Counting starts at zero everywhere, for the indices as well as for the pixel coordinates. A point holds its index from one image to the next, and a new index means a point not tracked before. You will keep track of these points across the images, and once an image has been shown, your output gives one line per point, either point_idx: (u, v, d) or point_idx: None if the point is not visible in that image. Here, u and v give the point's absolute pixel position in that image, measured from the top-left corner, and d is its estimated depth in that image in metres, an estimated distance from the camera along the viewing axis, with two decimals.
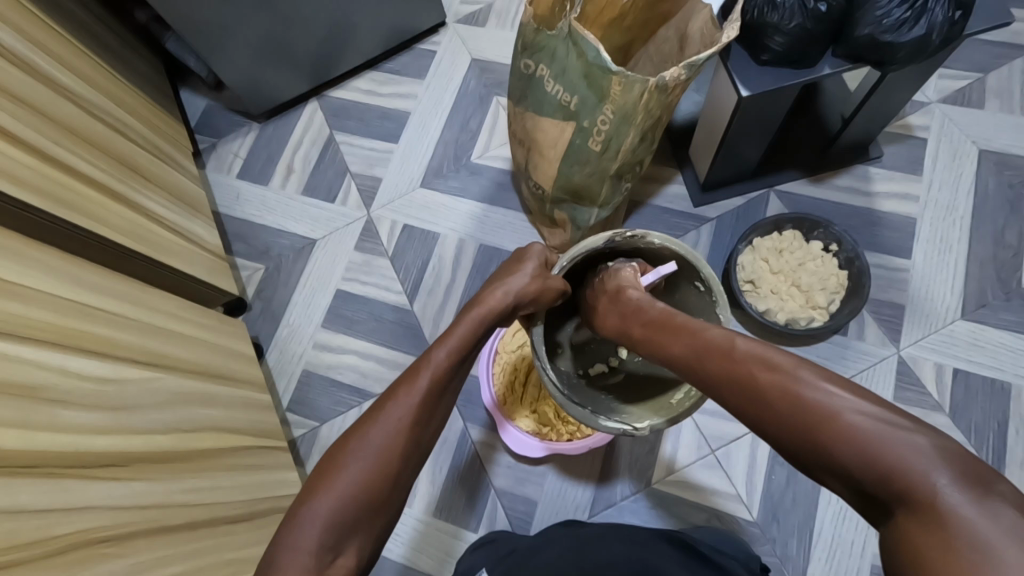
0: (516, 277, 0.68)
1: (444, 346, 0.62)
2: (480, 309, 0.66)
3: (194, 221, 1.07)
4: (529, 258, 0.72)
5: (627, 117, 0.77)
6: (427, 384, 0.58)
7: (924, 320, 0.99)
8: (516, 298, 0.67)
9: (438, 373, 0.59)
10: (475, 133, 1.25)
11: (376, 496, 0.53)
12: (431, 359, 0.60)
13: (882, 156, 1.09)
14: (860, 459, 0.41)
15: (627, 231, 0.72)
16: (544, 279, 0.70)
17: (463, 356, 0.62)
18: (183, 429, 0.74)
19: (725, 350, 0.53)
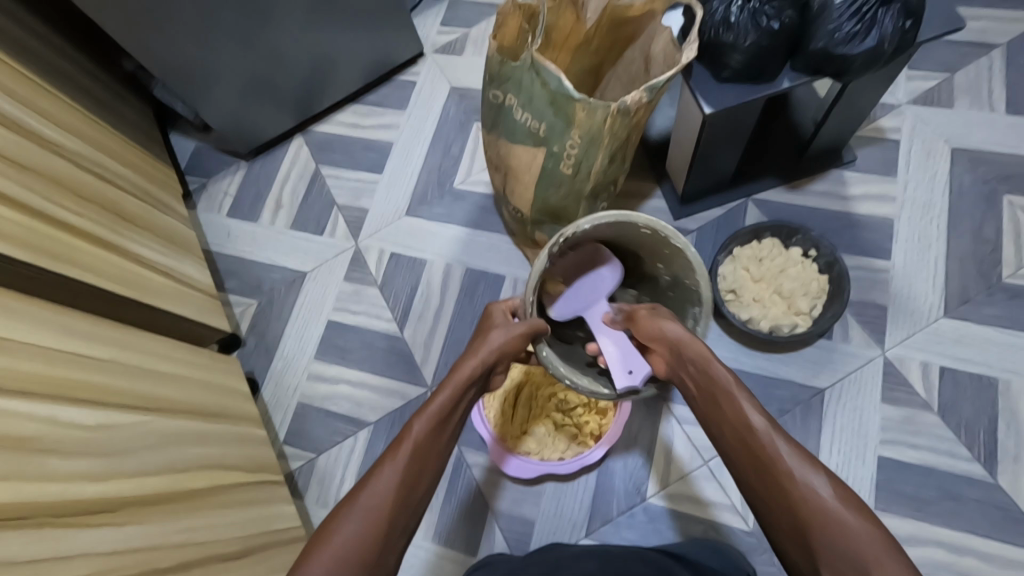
0: (486, 343, 0.75)
1: (424, 417, 0.66)
2: (456, 379, 0.71)
3: (184, 262, 1.09)
4: (497, 320, 0.81)
5: (594, 140, 0.79)
6: (408, 451, 0.62)
7: (908, 319, 1.00)
8: (484, 361, 0.73)
9: (417, 441, 0.64)
10: (457, 159, 1.28)
11: (371, 555, 0.55)
12: (409, 432, 0.65)
13: (856, 159, 1.11)
14: (854, 564, 0.53)
15: (561, 236, 0.79)
16: (513, 331, 0.77)
17: (440, 423, 0.66)
18: (173, 469, 0.75)
19: (765, 441, 0.63)
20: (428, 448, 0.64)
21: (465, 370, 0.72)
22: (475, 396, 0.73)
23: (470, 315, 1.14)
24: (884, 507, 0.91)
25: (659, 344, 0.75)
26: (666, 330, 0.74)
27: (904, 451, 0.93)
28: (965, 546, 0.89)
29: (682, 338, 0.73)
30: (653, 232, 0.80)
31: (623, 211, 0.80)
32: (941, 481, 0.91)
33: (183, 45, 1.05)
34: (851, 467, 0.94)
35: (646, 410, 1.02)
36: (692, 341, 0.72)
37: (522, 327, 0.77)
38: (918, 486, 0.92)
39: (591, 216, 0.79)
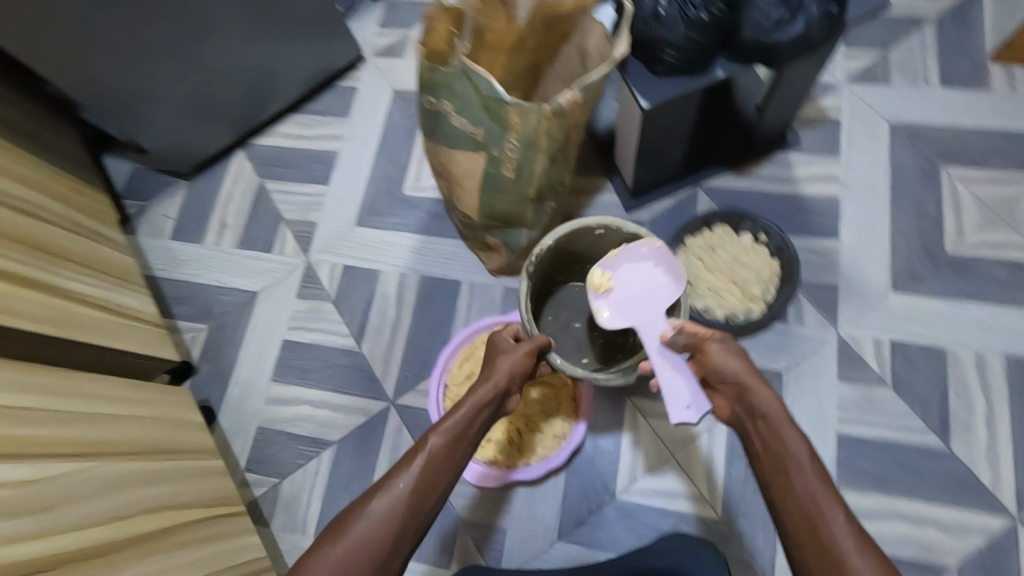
0: (500, 362, 0.71)
1: (444, 424, 0.64)
2: (476, 389, 0.69)
3: (122, 293, 1.04)
4: (507, 346, 0.75)
5: (532, 143, 0.78)
6: (418, 467, 0.61)
7: (858, 298, 1.02)
8: (498, 385, 0.68)
9: (430, 457, 0.62)
10: (406, 166, 1.25)
11: (377, 559, 0.56)
12: (423, 444, 0.63)
13: (800, 142, 1.12)
14: None
15: (534, 258, 0.86)
16: (522, 352, 0.73)
17: (456, 439, 0.64)
18: (121, 516, 0.72)
19: (837, 542, 0.52)
20: (439, 463, 0.62)
21: (481, 392, 0.68)
22: (498, 409, 0.70)
23: (429, 325, 1.12)
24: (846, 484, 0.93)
25: (726, 387, 0.64)
26: (729, 375, 0.63)
27: (862, 428, 0.95)
28: (924, 515, 0.91)
29: (750, 386, 0.62)
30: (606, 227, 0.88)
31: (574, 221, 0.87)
32: (899, 454, 0.94)
33: (121, 64, 1.01)
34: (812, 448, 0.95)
35: (611, 407, 1.02)
36: (763, 391, 0.61)
37: (531, 347, 0.74)
38: (877, 461, 0.94)
39: (550, 232, 0.87)
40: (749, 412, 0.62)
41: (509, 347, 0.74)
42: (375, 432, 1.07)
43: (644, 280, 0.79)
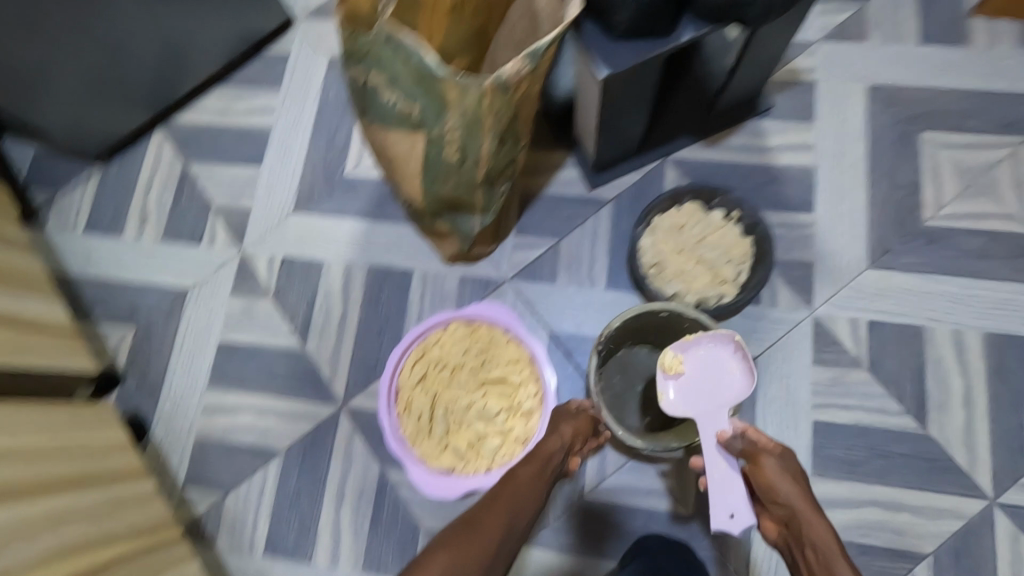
0: (563, 426, 0.75)
1: (533, 461, 0.70)
2: (561, 439, 0.74)
3: (29, 298, 0.92)
4: (565, 412, 0.78)
5: (474, 123, 0.67)
6: (513, 488, 0.65)
7: (832, 275, 0.96)
8: (566, 438, 0.74)
9: (521, 482, 0.66)
10: (345, 143, 1.12)
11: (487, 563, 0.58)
12: (514, 472, 0.68)
13: (773, 107, 1.04)
14: None
15: (599, 337, 0.86)
16: (580, 420, 0.77)
17: (543, 473, 0.69)
18: (22, 568, 0.62)
19: None
20: (531, 487, 0.66)
21: (551, 442, 0.72)
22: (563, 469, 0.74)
23: (378, 320, 1.03)
24: (822, 472, 0.88)
25: (779, 508, 0.63)
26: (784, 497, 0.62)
27: (837, 414, 0.91)
28: (901, 502, 0.87)
29: (805, 513, 0.61)
30: (669, 310, 0.85)
31: (641, 302, 0.85)
32: (876, 440, 0.89)
33: None
34: (787, 437, 0.89)
35: None
36: (814, 520, 0.61)
37: (585, 421, 0.77)
38: (851, 448, 0.89)
39: (617, 314, 0.85)
40: (802, 539, 0.61)
41: (561, 417, 0.77)
42: (325, 439, 0.98)
43: (717, 369, 0.79)
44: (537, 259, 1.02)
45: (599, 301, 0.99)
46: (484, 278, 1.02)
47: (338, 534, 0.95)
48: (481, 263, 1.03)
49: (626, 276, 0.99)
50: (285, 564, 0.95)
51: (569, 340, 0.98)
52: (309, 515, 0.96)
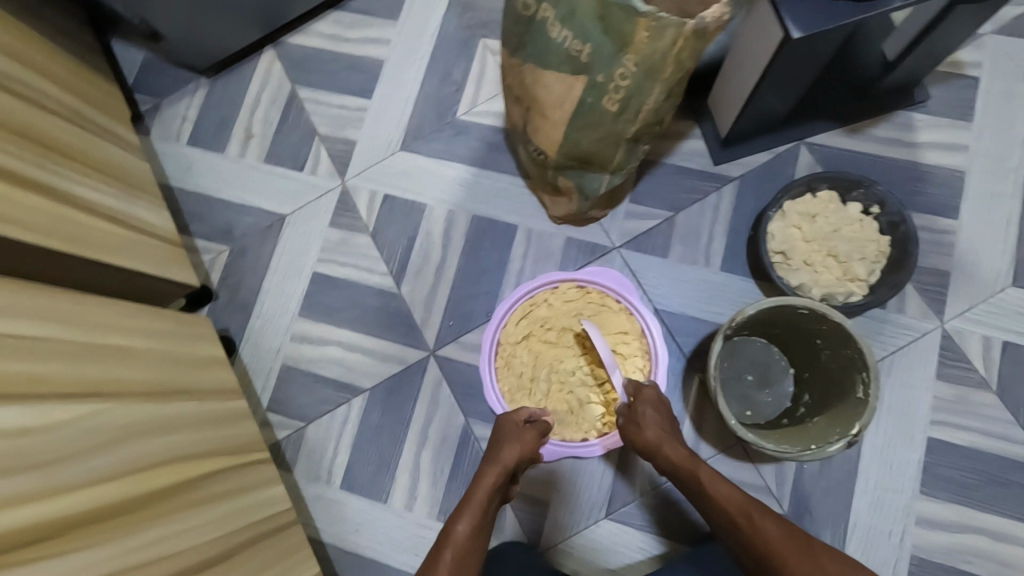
0: (505, 448, 0.75)
1: (485, 471, 0.73)
2: (496, 448, 0.75)
3: (135, 203, 0.91)
4: (509, 426, 0.78)
5: (653, 71, 0.64)
6: (450, 560, 0.65)
7: (970, 288, 0.90)
8: (506, 466, 0.73)
9: (457, 547, 0.66)
10: (460, 84, 1.08)
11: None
12: (451, 533, 0.67)
13: (928, 101, 0.96)
14: None
15: (731, 322, 0.77)
16: (528, 436, 0.76)
17: (480, 524, 0.68)
18: (135, 468, 0.62)
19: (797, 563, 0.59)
20: (470, 550, 0.66)
21: (488, 480, 0.71)
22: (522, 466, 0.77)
23: (476, 272, 1.00)
24: (928, 491, 0.85)
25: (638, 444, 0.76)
26: (643, 424, 0.76)
27: (955, 433, 0.86)
28: (1010, 533, 0.83)
29: (682, 462, 0.72)
30: (812, 310, 0.76)
31: (784, 296, 0.76)
32: (991, 466, 0.85)
33: None
34: (895, 449, 0.86)
35: (673, 386, 0.92)
36: (680, 451, 0.73)
37: (533, 432, 0.78)
38: (965, 471, 0.85)
39: (755, 302, 0.76)
40: (684, 476, 0.72)
41: (506, 432, 0.77)
42: (411, 384, 0.97)
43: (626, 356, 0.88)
44: (650, 230, 0.97)
45: (711, 282, 0.95)
46: (591, 242, 0.98)
47: (416, 478, 0.94)
48: (589, 227, 0.98)
49: (746, 260, 0.95)
50: (360, 500, 0.95)
51: (673, 319, 0.94)
52: (389, 455, 0.95)
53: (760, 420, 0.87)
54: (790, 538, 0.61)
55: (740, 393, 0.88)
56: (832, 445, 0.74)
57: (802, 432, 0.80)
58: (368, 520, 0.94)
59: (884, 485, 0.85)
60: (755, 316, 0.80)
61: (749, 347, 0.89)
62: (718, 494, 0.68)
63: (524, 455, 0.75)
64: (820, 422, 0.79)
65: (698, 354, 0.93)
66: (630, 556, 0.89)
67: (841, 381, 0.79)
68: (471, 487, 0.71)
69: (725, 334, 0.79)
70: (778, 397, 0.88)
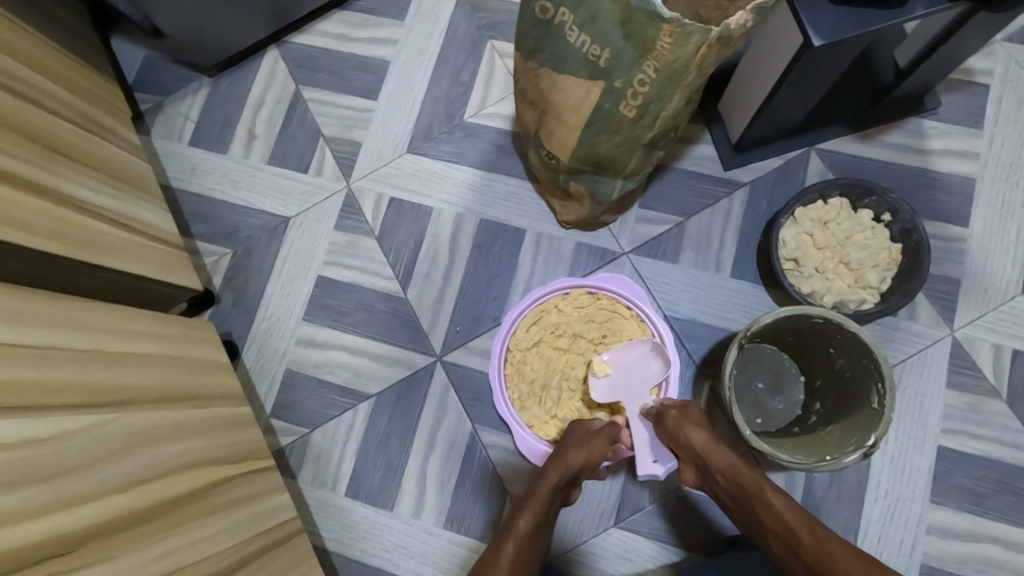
0: (573, 449, 0.76)
1: (551, 476, 0.74)
2: (567, 453, 0.76)
3: (139, 205, 0.89)
4: (579, 428, 0.79)
5: (673, 77, 0.63)
6: (510, 552, 0.69)
7: (982, 296, 0.90)
8: (572, 468, 0.75)
9: (519, 541, 0.70)
10: (468, 86, 1.07)
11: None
12: (513, 527, 0.71)
13: (939, 108, 0.96)
14: None
15: (746, 331, 0.77)
16: (598, 438, 0.77)
17: (541, 522, 0.72)
18: (148, 477, 0.61)
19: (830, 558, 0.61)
20: (530, 544, 0.71)
21: (551, 480, 0.74)
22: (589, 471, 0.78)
23: (485, 276, 0.99)
24: (940, 500, 0.85)
25: (685, 451, 0.75)
26: (693, 440, 0.74)
27: (967, 442, 0.86)
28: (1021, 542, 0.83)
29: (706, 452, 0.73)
30: (827, 320, 0.76)
31: (800, 305, 0.76)
32: (1002, 474, 0.85)
33: None
34: (907, 458, 0.86)
35: (684, 394, 0.91)
36: (733, 465, 0.72)
37: (603, 437, 0.78)
38: (977, 479, 0.85)
39: (770, 311, 0.76)
40: (742, 489, 0.71)
41: (574, 436, 0.78)
42: (419, 389, 0.96)
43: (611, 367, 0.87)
44: (661, 235, 0.96)
45: (722, 289, 0.94)
46: (601, 246, 0.97)
47: (424, 485, 0.93)
48: (600, 232, 0.98)
49: (757, 266, 0.95)
50: (368, 507, 0.94)
51: (683, 325, 0.94)
52: (396, 462, 0.94)
53: (772, 427, 0.86)
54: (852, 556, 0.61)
55: (749, 401, 0.87)
56: (848, 455, 0.73)
57: (815, 443, 0.80)
58: (376, 528, 0.93)
59: (896, 494, 0.85)
60: (768, 325, 0.80)
61: (760, 355, 0.88)
62: (778, 511, 0.67)
63: (592, 458, 0.76)
64: (833, 431, 0.79)
65: (710, 361, 0.92)
66: (640, 563, 0.88)
67: (853, 390, 0.79)
68: (536, 483, 0.75)
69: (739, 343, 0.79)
70: (789, 405, 0.87)
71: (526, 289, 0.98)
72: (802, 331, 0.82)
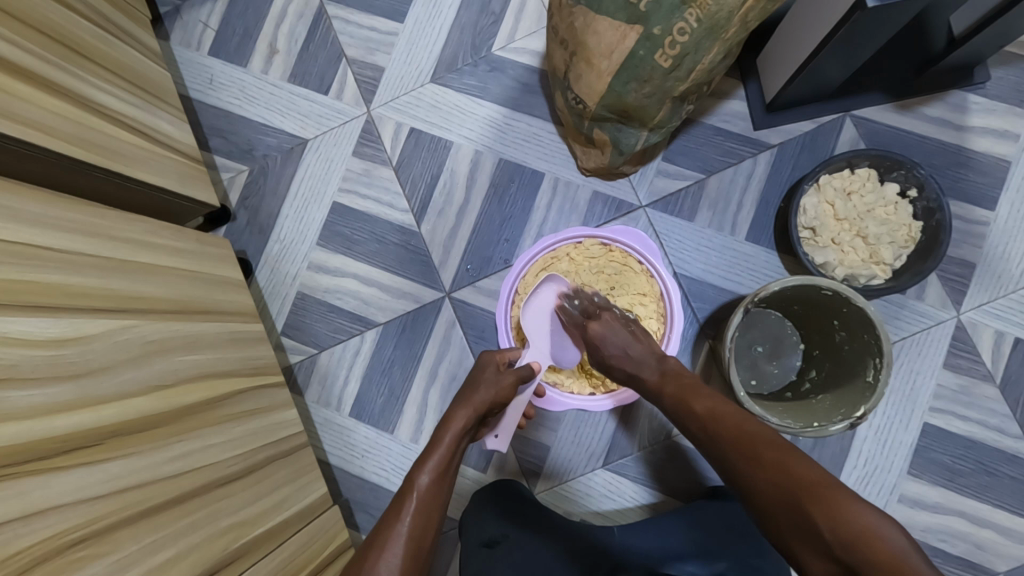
0: (476, 394, 0.77)
1: (452, 427, 0.74)
2: (470, 399, 0.77)
3: (158, 114, 0.89)
4: (485, 368, 0.81)
5: (714, 31, 0.62)
6: (413, 504, 0.65)
7: (995, 282, 0.89)
8: (477, 411, 0.76)
9: (421, 492, 0.67)
10: (499, 15, 1.02)
11: (427, 516, 0.65)
12: (415, 483, 0.68)
13: (987, 83, 0.92)
14: (822, 526, 0.49)
15: (754, 295, 0.77)
16: (502, 381, 0.79)
17: (447, 464, 0.71)
18: (163, 385, 0.64)
19: (728, 427, 0.61)
20: (434, 496, 0.67)
21: (456, 426, 0.75)
22: (493, 413, 0.79)
23: (499, 217, 0.99)
24: (916, 473, 0.88)
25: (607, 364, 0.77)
26: (609, 350, 0.76)
27: (952, 421, 0.88)
28: (987, 519, 0.87)
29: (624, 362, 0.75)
30: (835, 292, 0.77)
31: (811, 275, 0.76)
32: (981, 455, 0.88)
33: None
34: (892, 431, 0.88)
35: (683, 350, 0.93)
36: (650, 376, 0.73)
37: (511, 376, 0.80)
38: (956, 457, 0.88)
39: (779, 278, 0.76)
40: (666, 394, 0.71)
41: (480, 378, 0.80)
42: (425, 322, 0.98)
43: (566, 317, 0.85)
44: (680, 191, 0.95)
45: (735, 251, 0.94)
46: (618, 198, 0.96)
47: (423, 413, 0.97)
48: (619, 182, 0.96)
49: (773, 232, 0.94)
50: (369, 429, 0.98)
51: (691, 284, 0.94)
52: (399, 390, 0.98)
53: (764, 390, 0.89)
54: (740, 448, 0.59)
55: (749, 363, 0.89)
56: (834, 423, 0.76)
57: (806, 410, 0.82)
58: (376, 448, 0.98)
59: (876, 464, 0.88)
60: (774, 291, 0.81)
61: (764, 320, 0.89)
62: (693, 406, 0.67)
63: (496, 400, 0.78)
64: (824, 401, 0.82)
65: (712, 321, 0.94)
66: (622, 504, 0.93)
67: (850, 363, 0.81)
68: (440, 429, 0.75)
69: (745, 306, 0.80)
70: (784, 370, 0.89)
71: (539, 234, 0.98)
72: (810, 300, 0.83)
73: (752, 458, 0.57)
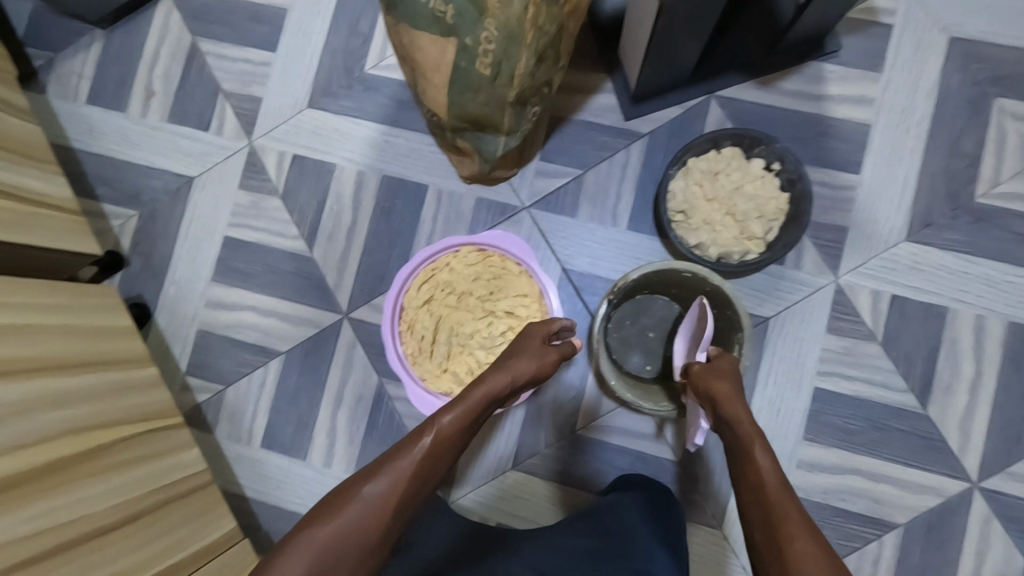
0: (522, 357, 0.72)
1: (486, 386, 0.67)
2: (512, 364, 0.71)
3: (28, 172, 0.88)
4: (534, 338, 0.75)
5: (514, 37, 0.66)
6: (430, 442, 0.59)
7: (866, 243, 0.92)
8: (514, 376, 0.70)
9: (441, 433, 0.60)
10: (368, 35, 1.03)
11: (428, 465, 0.58)
12: (434, 423, 0.61)
13: (839, 51, 0.94)
14: None
15: (617, 285, 0.84)
16: (547, 355, 0.74)
17: (468, 419, 0.64)
18: (29, 442, 0.63)
19: (773, 495, 0.55)
20: (449, 442, 0.61)
21: (491, 382, 0.68)
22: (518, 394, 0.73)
23: (387, 234, 1.00)
24: (812, 437, 0.90)
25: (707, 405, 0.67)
26: (718, 387, 0.66)
27: (839, 383, 0.90)
28: (883, 474, 0.89)
29: (722, 398, 0.65)
30: (695, 275, 0.84)
31: (667, 261, 0.83)
32: (870, 412, 0.90)
33: None
34: (784, 401, 0.90)
35: None
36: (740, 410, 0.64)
37: (554, 354, 0.75)
38: (847, 418, 0.90)
39: (637, 267, 0.83)
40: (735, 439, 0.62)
41: (529, 342, 0.75)
42: (326, 347, 0.99)
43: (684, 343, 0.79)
44: (559, 189, 0.97)
45: (618, 241, 0.96)
46: (501, 202, 0.98)
47: (333, 436, 0.98)
48: (500, 187, 0.98)
49: (652, 218, 0.96)
50: (282, 458, 0.99)
51: (580, 279, 0.96)
52: (308, 416, 0.98)
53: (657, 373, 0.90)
54: (788, 520, 0.53)
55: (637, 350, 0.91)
56: None
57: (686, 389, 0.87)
58: (290, 477, 0.98)
59: (772, 433, 0.90)
60: (641, 280, 0.87)
61: (650, 305, 0.92)
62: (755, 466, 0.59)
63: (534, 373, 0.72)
64: None
65: None
66: (537, 503, 0.95)
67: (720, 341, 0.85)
68: (475, 385, 0.68)
69: (614, 297, 0.86)
70: None
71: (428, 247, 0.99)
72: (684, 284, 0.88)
73: (812, 537, 0.51)
